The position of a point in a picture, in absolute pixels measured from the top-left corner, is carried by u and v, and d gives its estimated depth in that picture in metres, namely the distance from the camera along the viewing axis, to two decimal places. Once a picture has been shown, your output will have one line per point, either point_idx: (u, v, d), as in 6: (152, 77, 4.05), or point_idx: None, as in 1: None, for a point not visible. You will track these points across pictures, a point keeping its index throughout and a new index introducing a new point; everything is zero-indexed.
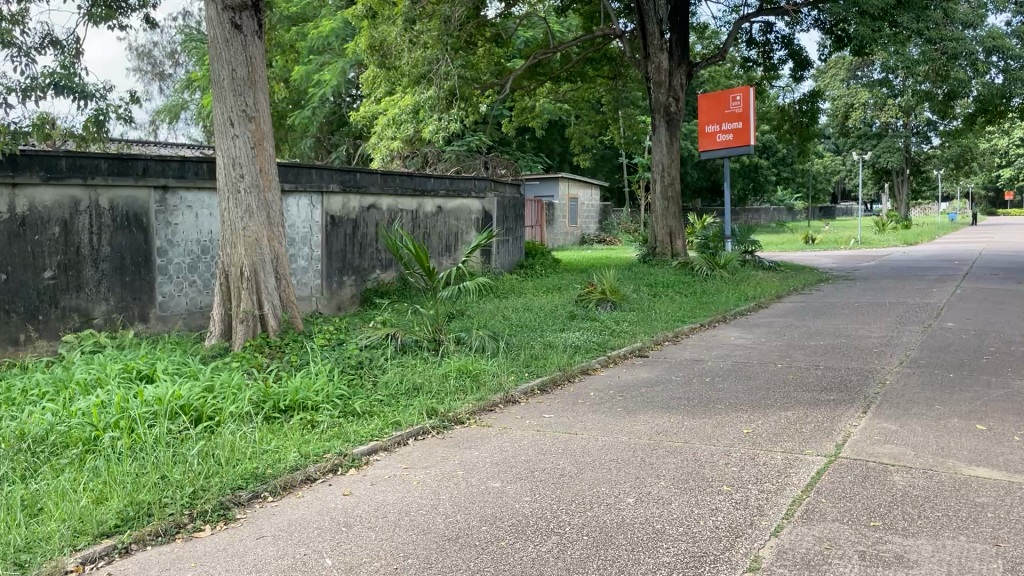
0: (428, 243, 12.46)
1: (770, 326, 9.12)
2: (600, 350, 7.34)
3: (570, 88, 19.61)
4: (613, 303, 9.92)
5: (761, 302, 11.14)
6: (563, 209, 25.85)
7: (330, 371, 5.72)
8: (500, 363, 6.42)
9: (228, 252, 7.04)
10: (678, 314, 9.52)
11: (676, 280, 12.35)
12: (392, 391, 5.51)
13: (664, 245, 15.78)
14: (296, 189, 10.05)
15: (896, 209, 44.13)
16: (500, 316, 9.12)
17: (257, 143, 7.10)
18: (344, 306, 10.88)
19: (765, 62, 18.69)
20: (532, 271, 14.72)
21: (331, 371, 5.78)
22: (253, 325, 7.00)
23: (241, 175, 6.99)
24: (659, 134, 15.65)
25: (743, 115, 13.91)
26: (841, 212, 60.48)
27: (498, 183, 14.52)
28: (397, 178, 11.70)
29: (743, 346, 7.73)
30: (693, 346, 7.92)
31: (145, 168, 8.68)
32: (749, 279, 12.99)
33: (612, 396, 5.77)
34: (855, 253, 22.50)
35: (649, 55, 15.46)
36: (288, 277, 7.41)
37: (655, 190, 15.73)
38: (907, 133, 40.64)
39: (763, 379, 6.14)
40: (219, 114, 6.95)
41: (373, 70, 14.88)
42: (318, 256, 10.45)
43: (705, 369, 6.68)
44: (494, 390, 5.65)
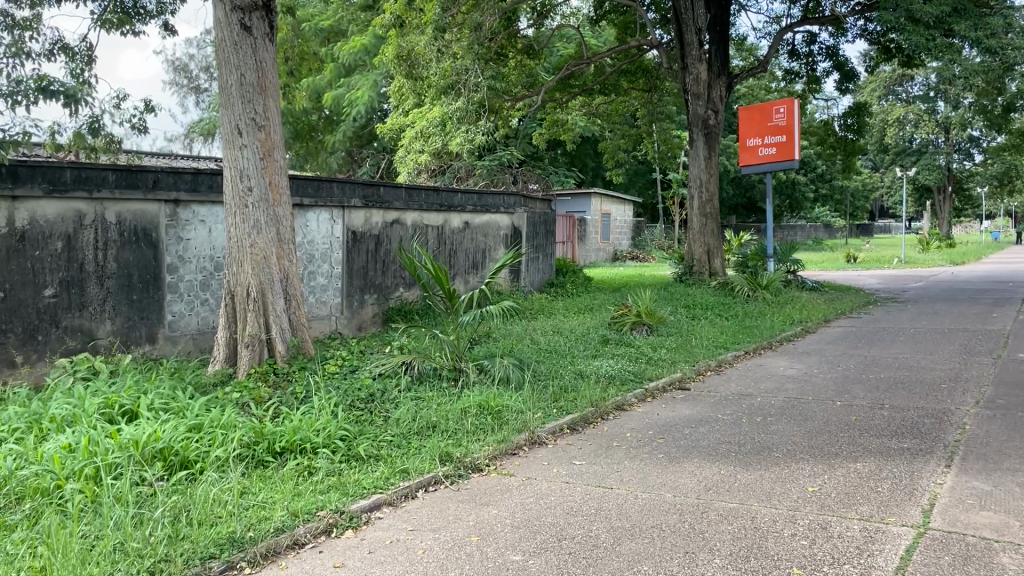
0: (454, 261, 11.89)
1: (820, 355, 8.39)
2: (636, 382, 6.69)
3: (603, 101, 19.03)
4: (649, 326, 9.26)
5: (807, 327, 10.40)
6: (595, 225, 25.23)
7: (335, 406, 5.15)
8: (526, 396, 5.80)
9: (234, 271, 6.52)
10: (720, 340, 8.82)
11: (715, 302, 11.65)
12: (405, 429, 4.91)
13: (702, 264, 15.02)
14: (316, 204, 9.55)
15: (939, 227, 42.72)
16: (528, 341, 8.52)
17: (267, 153, 6.57)
18: (364, 326, 10.34)
19: (808, 74, 17.95)
20: (564, 290, 14.12)
21: (336, 405, 5.21)
22: (258, 350, 6.45)
23: (249, 188, 6.48)
24: (697, 147, 14.99)
25: (788, 128, 13.20)
26: (881, 230, 59.06)
27: (529, 199, 13.94)
28: (422, 192, 11.16)
29: (795, 379, 7.02)
30: (739, 377, 7.22)
31: (156, 180, 8.24)
32: (794, 301, 12.24)
33: (652, 438, 5.12)
34: (900, 273, 21.51)
35: (687, 65, 14.81)
36: (299, 298, 6.87)
37: (693, 207, 15.06)
38: (949, 149, 39.22)
39: (822, 420, 5.44)
40: (227, 122, 6.45)
41: (400, 82, 14.40)
42: (339, 273, 9.93)
43: (754, 406, 6.00)
44: (517, 430, 5.03)
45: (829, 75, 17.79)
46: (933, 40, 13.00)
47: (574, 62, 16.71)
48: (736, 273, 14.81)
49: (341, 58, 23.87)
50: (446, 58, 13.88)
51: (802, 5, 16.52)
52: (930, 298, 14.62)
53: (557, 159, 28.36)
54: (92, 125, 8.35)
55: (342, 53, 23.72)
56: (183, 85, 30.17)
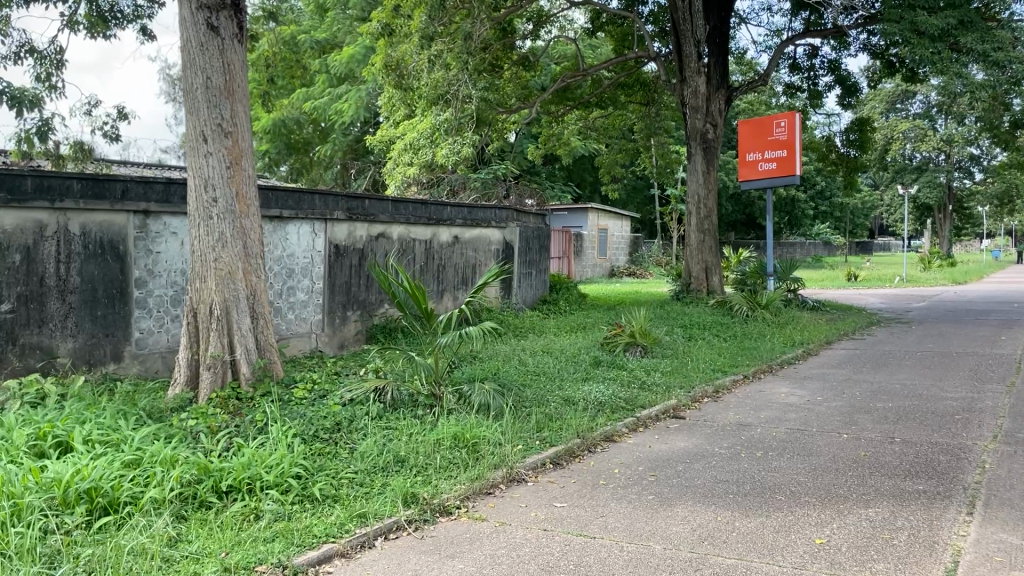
0: (443, 277, 11.44)
1: (824, 380, 7.95)
2: (627, 410, 6.24)
3: (600, 115, 18.67)
4: (644, 348, 8.82)
5: (809, 349, 9.97)
6: (592, 240, 24.81)
7: (294, 437, 4.70)
8: (507, 425, 5.35)
9: (198, 287, 6.09)
10: (717, 363, 8.38)
11: (713, 321, 11.20)
12: (371, 464, 4.47)
13: (699, 282, 14.60)
14: (297, 217, 9.11)
15: (939, 246, 42.34)
16: (516, 362, 8.07)
17: (234, 162, 6.15)
18: (347, 344, 9.87)
19: (809, 88, 17.59)
20: (557, 307, 13.68)
21: (296, 436, 4.76)
22: (222, 373, 6.00)
23: (214, 199, 6.05)
24: (695, 162, 14.60)
25: (788, 142, 12.80)
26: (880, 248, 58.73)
27: (522, 213, 13.52)
28: (410, 206, 10.73)
29: (798, 407, 6.56)
30: (738, 404, 6.77)
31: (125, 190, 7.82)
32: (795, 322, 11.79)
33: (643, 476, 4.67)
34: (902, 293, 21.07)
35: (686, 79, 14.42)
36: (267, 316, 6.44)
37: (691, 223, 14.65)
38: (949, 167, 38.74)
39: (827, 456, 4.99)
40: (191, 128, 6.04)
41: (389, 92, 14.21)
42: (320, 289, 9.48)
43: (755, 438, 5.54)
44: (493, 466, 4.58)
45: (830, 89, 17.44)
46: (939, 53, 12.61)
47: (570, 73, 16.33)
48: (735, 291, 14.39)
49: (335, 69, 23.55)
50: (437, 68, 13.48)
51: (803, 18, 16.19)
52: (934, 319, 14.19)
53: (554, 174, 28.00)
54: (40, 129, 7.99)
55: (336, 64, 23.40)
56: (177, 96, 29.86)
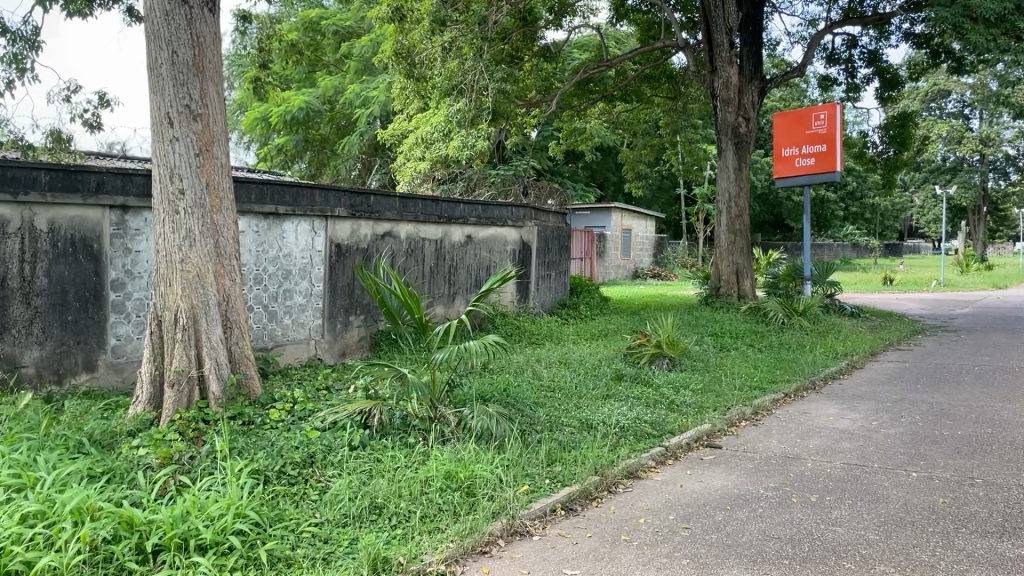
0: (455, 280, 10.61)
1: (875, 400, 7.04)
2: (654, 437, 5.39)
3: (625, 109, 17.69)
4: (671, 359, 7.96)
5: (853, 361, 9.04)
6: (615, 240, 23.90)
7: (250, 477, 3.91)
8: (512, 459, 4.52)
9: (162, 293, 5.33)
10: (755, 379, 7.49)
11: (746, 330, 10.29)
12: (339, 512, 3.68)
13: (730, 286, 13.65)
14: (294, 213, 8.32)
15: (973, 249, 40.96)
16: (529, 376, 7.24)
17: (205, 149, 5.39)
18: (349, 351, 9.07)
19: (847, 81, 16.55)
20: (577, 312, 12.85)
21: (254, 475, 3.96)
22: (188, 391, 5.23)
23: (181, 190, 5.29)
24: (726, 158, 13.69)
25: (829, 136, 11.83)
26: (910, 250, 57.21)
27: (540, 212, 12.66)
28: (419, 202, 9.90)
29: (850, 436, 5.66)
30: (780, 430, 5.88)
31: (100, 183, 6.89)
32: (836, 331, 10.85)
33: (674, 529, 3.81)
34: (942, 298, 19.98)
35: (717, 69, 13.46)
36: (243, 326, 5.67)
37: (721, 223, 13.74)
38: (984, 168, 37.40)
39: (899, 504, 4.10)
40: (155, 109, 5.28)
41: (402, 82, 13.28)
42: (320, 291, 8.70)
43: (807, 477, 4.66)
44: (490, 515, 3.76)
45: (870, 82, 16.37)
46: (995, 39, 11.59)
47: (594, 64, 15.40)
48: (768, 296, 13.51)
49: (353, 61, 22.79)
50: (452, 55, 12.67)
51: (842, 6, 15.13)
52: (982, 328, 13.17)
53: (578, 171, 27.14)
54: None
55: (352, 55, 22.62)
56: None
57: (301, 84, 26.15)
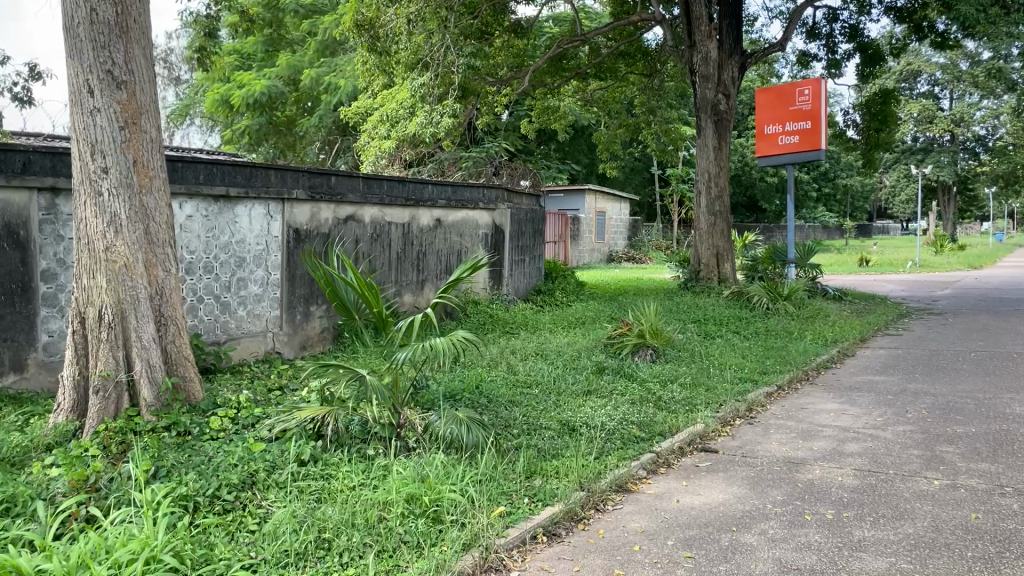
0: (424, 266, 9.98)
1: (874, 392, 6.58)
2: (643, 440, 4.85)
3: (599, 87, 17.25)
4: (655, 350, 7.44)
5: (844, 349, 8.59)
6: (589, 223, 23.39)
7: (172, 509, 3.29)
8: (484, 473, 3.95)
9: (85, 286, 4.67)
10: (744, 370, 6.99)
11: (731, 316, 9.80)
12: (279, 549, 3.10)
13: (710, 270, 13.18)
14: (247, 195, 7.62)
15: (944, 230, 41.06)
16: (504, 371, 6.67)
17: (130, 121, 4.71)
18: (310, 344, 8.42)
19: (827, 57, 16.07)
20: (553, 298, 12.31)
21: (175, 507, 3.33)
22: (115, 397, 4.59)
23: (103, 168, 4.62)
24: (705, 136, 13.17)
25: (813, 113, 11.37)
26: (880, 231, 57.56)
27: (513, 193, 12.05)
28: (383, 183, 9.23)
29: (855, 436, 5.16)
30: (779, 429, 5.37)
31: (26, 163, 6.05)
32: (823, 316, 10.40)
33: (674, 560, 3.27)
34: (921, 279, 19.68)
35: (695, 43, 12.92)
36: (180, 322, 5.01)
37: (700, 204, 13.23)
38: (956, 148, 37.41)
39: (928, 522, 3.60)
40: (72, 76, 4.61)
41: (364, 55, 12.73)
42: (277, 280, 8.03)
43: (818, 487, 4.15)
44: (459, 549, 3.20)
45: (851, 58, 15.90)
46: (984, 10, 11.15)
47: (567, 38, 14.73)
48: (749, 280, 13.08)
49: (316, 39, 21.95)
50: (417, 29, 12.01)
51: None
52: (968, 311, 12.82)
53: (551, 153, 26.49)
54: None
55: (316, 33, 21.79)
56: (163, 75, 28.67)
57: (265, 64, 25.24)
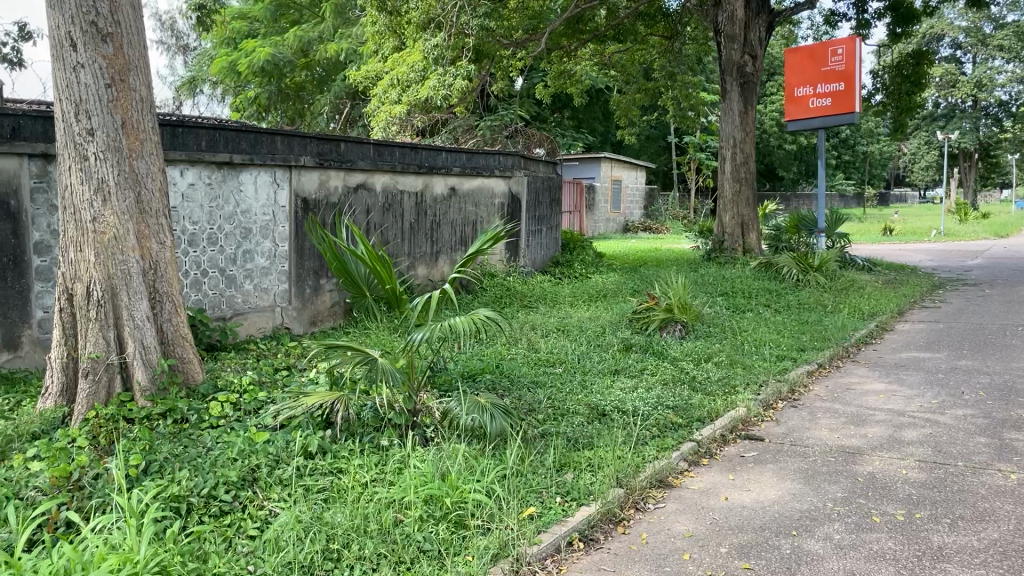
0: (438, 237, 9.55)
1: (923, 371, 6.12)
2: (681, 427, 4.44)
3: (617, 50, 16.63)
4: (684, 326, 7.01)
5: (883, 323, 8.12)
6: (605, 192, 22.84)
7: (159, 517, 2.89)
8: (512, 466, 3.56)
9: (71, 260, 4.27)
10: (781, 346, 6.55)
11: (760, 289, 9.33)
12: (281, 562, 2.71)
13: (734, 240, 12.69)
14: (252, 162, 7.17)
15: (966, 198, 40.19)
16: (525, 348, 6.26)
17: (117, 78, 4.29)
18: (320, 319, 8.02)
19: (856, 17, 15.41)
20: (572, 269, 11.86)
21: (161, 514, 2.93)
22: (106, 381, 4.22)
23: (89, 130, 4.20)
24: (731, 100, 12.59)
25: (846, 73, 10.82)
26: (898, 199, 56.57)
27: (530, 161, 11.56)
28: (395, 149, 8.76)
29: (911, 422, 4.73)
30: (827, 413, 4.95)
31: (16, 128, 5.50)
32: (857, 288, 9.91)
33: (731, 572, 2.86)
34: (949, 248, 19.10)
35: (720, 1, 12.35)
36: (176, 298, 4.61)
37: (725, 171, 12.69)
38: (979, 114, 36.43)
39: (1016, 527, 3.18)
40: (52, 27, 4.16)
41: (374, 15, 12.20)
42: (286, 252, 7.62)
43: (881, 482, 3.73)
44: (485, 562, 2.80)
45: (881, 17, 15.24)
46: None
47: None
48: (774, 250, 12.60)
49: None
50: None
51: None
52: (1003, 281, 12.30)
53: (565, 120, 25.85)
54: None
55: None
56: (172, 44, 28.40)
57: (274, 31, 24.69)
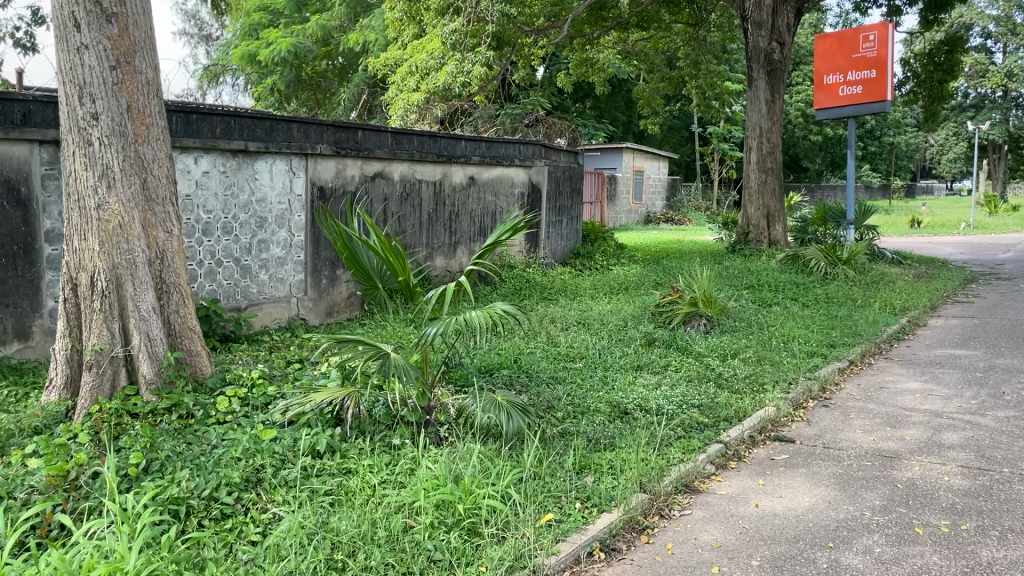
0: (456, 227, 9.37)
1: (960, 369, 5.87)
2: (708, 427, 4.24)
3: (640, 38, 16.33)
4: (709, 320, 6.79)
5: (914, 318, 7.84)
6: (626, 183, 22.56)
7: (154, 522, 2.72)
8: (530, 468, 3.37)
9: (76, 249, 4.13)
10: (810, 342, 6.31)
11: (787, 282, 9.07)
12: (282, 572, 2.54)
13: (760, 231, 12.41)
14: (267, 150, 7.01)
15: (994, 190, 39.44)
16: (545, 342, 6.07)
17: (123, 60, 4.13)
18: (337, 310, 7.88)
19: (887, 3, 15.00)
20: (592, 261, 11.65)
21: (158, 518, 2.77)
22: (111, 374, 4.08)
23: (94, 115, 4.05)
24: (757, 88, 12.28)
25: (879, 60, 10.46)
26: (924, 191, 55.70)
27: (551, 150, 11.34)
28: (414, 137, 8.58)
29: (951, 423, 4.50)
30: (860, 414, 4.72)
31: (27, 113, 5.33)
32: (887, 282, 9.62)
33: None
34: (980, 241, 18.66)
35: None
36: (184, 289, 4.46)
37: (750, 161, 12.40)
38: (1010, 104, 35.69)
39: None
40: (56, 8, 4.01)
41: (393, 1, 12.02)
42: (301, 242, 7.47)
43: (923, 489, 3.51)
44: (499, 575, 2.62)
45: (913, 4, 14.83)
46: None
47: None
48: (800, 243, 12.31)
49: None
50: None
51: None
52: None
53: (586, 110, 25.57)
54: None
55: None
56: (194, 35, 28.46)
57: (295, 20, 24.61)
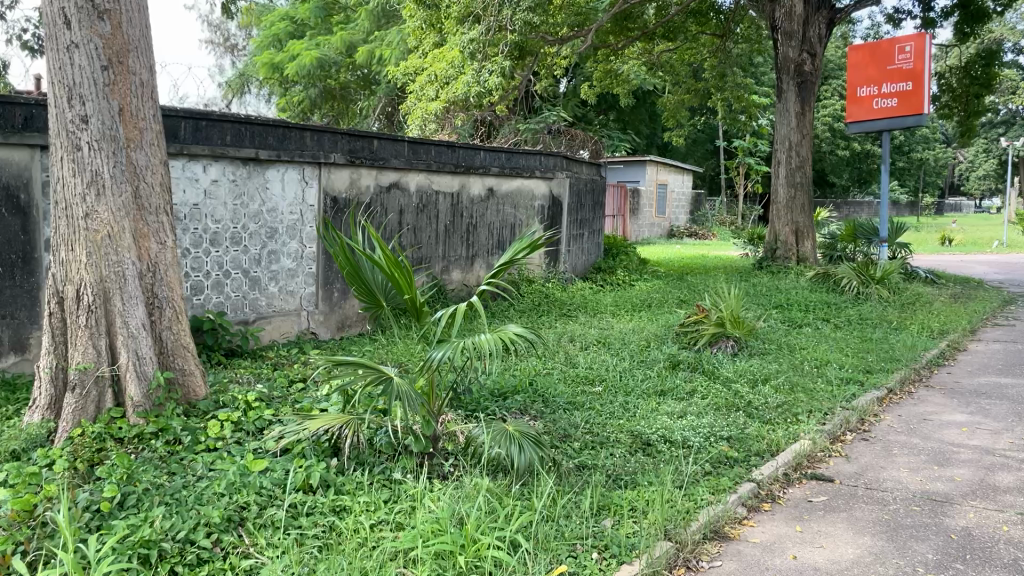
0: (474, 240, 9.09)
1: (1009, 400, 5.45)
2: (739, 464, 3.89)
3: (666, 49, 16.01)
4: (737, 342, 6.43)
5: (954, 342, 7.42)
6: (650, 196, 22.19)
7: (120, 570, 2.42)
8: (541, 510, 3.04)
9: (62, 260, 3.86)
10: (846, 368, 5.94)
11: (818, 301, 8.68)
12: None
13: (788, 248, 12.02)
14: (280, 158, 6.75)
15: None
16: (563, 363, 5.75)
17: (115, 60, 3.89)
18: (349, 324, 7.60)
19: (921, 15, 14.58)
20: (614, 276, 11.31)
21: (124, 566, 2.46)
22: (96, 395, 3.82)
23: (83, 118, 3.80)
24: (787, 100, 11.92)
25: (915, 72, 10.07)
26: (953, 208, 54.74)
27: (573, 161, 11.04)
28: (431, 147, 8.31)
29: (1004, 463, 4.11)
30: (905, 449, 4.35)
31: (29, 118, 5.07)
32: (924, 303, 9.19)
33: None
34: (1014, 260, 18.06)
35: None
36: (178, 304, 4.20)
37: (779, 174, 12.03)
38: None
39: None
40: (46, 4, 3.76)
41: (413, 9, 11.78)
42: (313, 254, 7.21)
43: (982, 542, 3.14)
44: None
45: (949, 16, 14.39)
46: None
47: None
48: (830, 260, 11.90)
49: None
50: None
51: None
52: None
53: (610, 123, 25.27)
54: None
55: None
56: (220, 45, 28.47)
57: (319, 31, 24.52)
